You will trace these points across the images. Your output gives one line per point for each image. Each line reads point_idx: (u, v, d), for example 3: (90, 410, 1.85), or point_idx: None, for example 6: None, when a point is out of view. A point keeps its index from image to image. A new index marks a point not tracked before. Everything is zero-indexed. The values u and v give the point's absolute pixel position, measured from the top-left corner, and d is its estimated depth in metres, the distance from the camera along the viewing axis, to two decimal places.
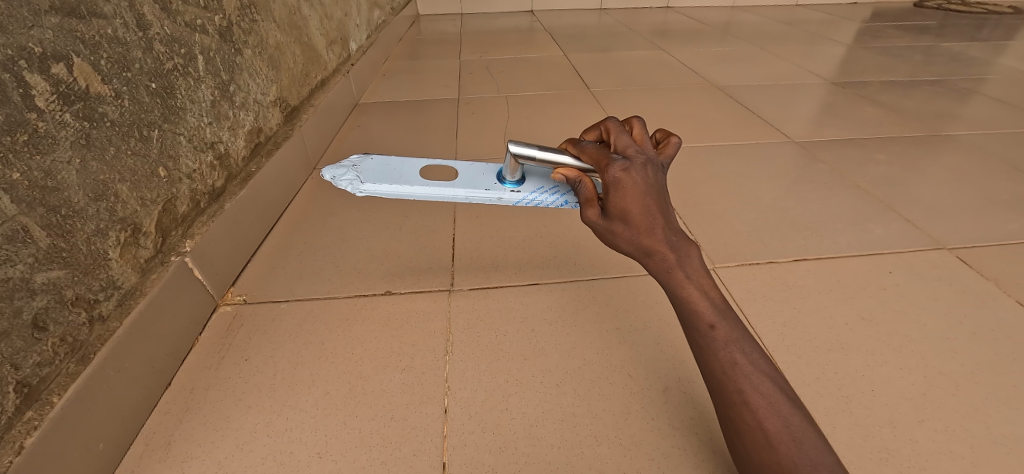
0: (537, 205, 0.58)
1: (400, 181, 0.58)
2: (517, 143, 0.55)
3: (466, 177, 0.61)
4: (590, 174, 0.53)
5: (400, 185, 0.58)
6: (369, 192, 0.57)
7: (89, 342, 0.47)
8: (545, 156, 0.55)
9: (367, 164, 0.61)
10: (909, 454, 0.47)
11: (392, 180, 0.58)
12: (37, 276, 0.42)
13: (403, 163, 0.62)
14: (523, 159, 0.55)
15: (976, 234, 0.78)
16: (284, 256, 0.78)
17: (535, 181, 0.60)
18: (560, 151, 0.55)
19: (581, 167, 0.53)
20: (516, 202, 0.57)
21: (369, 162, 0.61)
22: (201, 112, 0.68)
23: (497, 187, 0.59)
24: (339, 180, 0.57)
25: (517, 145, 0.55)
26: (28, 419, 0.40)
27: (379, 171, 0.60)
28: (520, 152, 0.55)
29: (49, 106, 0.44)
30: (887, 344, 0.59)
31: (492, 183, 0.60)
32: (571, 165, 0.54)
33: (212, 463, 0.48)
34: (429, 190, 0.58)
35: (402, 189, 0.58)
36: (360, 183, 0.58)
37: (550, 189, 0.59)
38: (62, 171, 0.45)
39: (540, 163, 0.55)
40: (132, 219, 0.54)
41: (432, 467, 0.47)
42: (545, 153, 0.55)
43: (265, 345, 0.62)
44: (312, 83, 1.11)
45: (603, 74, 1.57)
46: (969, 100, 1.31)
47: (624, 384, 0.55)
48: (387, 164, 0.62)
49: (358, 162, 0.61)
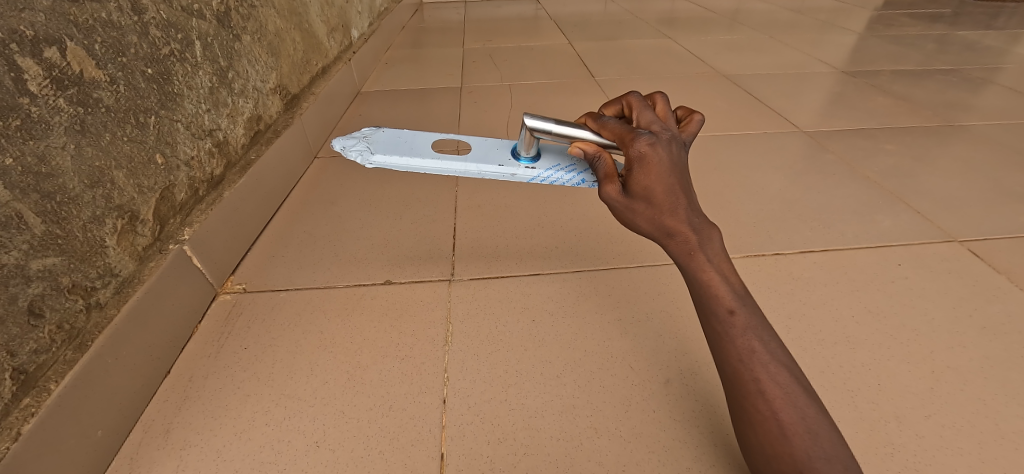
0: (552, 183, 0.56)
1: (411, 154, 0.57)
2: (533, 116, 0.53)
3: (479, 153, 0.59)
4: (611, 150, 0.50)
5: (412, 160, 0.57)
6: (378, 163, 0.56)
7: (86, 330, 0.47)
8: (561, 130, 0.52)
9: (379, 136, 0.60)
10: (915, 450, 0.46)
11: (402, 153, 0.57)
12: (32, 263, 0.42)
13: (416, 136, 0.62)
14: (539, 133, 0.53)
15: (988, 227, 0.77)
16: (285, 245, 0.77)
17: (551, 159, 0.58)
18: (577, 126, 0.53)
19: (602, 142, 0.50)
20: (529, 179, 0.56)
21: (380, 134, 0.61)
22: (199, 99, 0.68)
23: (511, 163, 0.57)
24: (349, 150, 0.56)
25: (533, 118, 0.53)
26: (25, 406, 0.40)
27: (390, 143, 0.59)
28: (536, 126, 0.53)
29: (42, 91, 0.43)
30: (893, 338, 0.58)
31: (506, 159, 0.58)
32: (589, 140, 0.51)
33: (210, 451, 0.48)
34: (441, 163, 0.56)
35: (412, 162, 0.57)
36: (370, 154, 0.57)
37: (564, 168, 0.57)
38: (57, 157, 0.44)
39: (557, 136, 0.53)
40: (129, 206, 0.53)
41: (429, 458, 0.47)
42: (562, 127, 0.53)
43: (264, 333, 0.61)
44: (313, 71, 1.10)
45: (608, 63, 1.55)
46: (983, 90, 1.28)
47: (625, 376, 0.55)
48: (400, 136, 0.61)
49: (368, 134, 0.60)
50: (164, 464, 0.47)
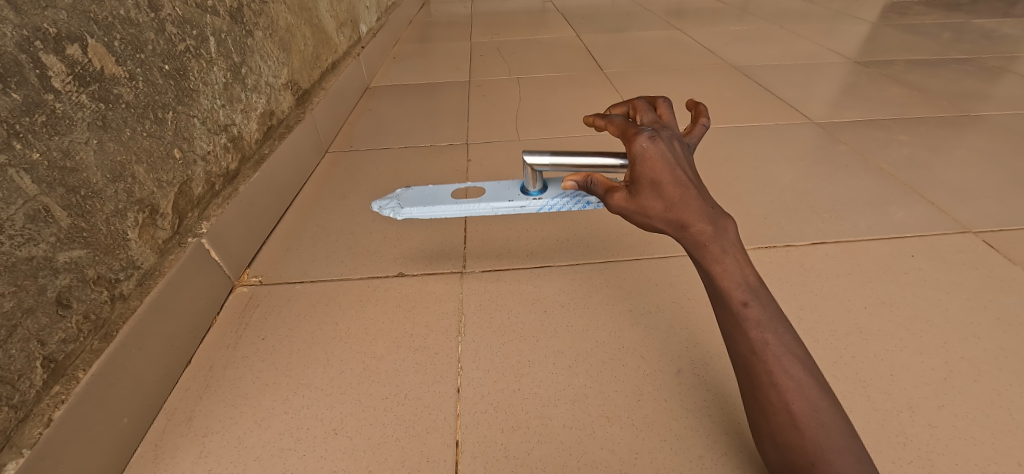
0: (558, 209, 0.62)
1: (435, 203, 0.63)
2: (531, 153, 0.60)
3: (493, 192, 0.66)
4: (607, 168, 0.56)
5: (441, 211, 0.63)
6: (408, 215, 0.62)
7: (111, 320, 0.49)
8: (558, 161, 0.58)
9: (410, 192, 0.66)
10: (928, 440, 0.46)
11: (428, 203, 0.63)
12: (59, 256, 0.43)
13: (440, 187, 0.67)
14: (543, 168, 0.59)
15: (1003, 217, 0.76)
16: (298, 238, 0.78)
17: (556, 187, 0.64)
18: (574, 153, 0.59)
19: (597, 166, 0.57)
20: (538, 209, 0.62)
21: (412, 190, 0.67)
22: (213, 94, 0.69)
23: (520, 198, 0.63)
24: (384, 208, 0.62)
25: (531, 154, 0.59)
26: (55, 393, 0.42)
27: (419, 197, 0.65)
28: (534, 161, 0.59)
29: (65, 87, 0.44)
30: (907, 329, 0.58)
31: (516, 194, 0.65)
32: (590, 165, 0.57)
33: (232, 438, 0.49)
34: (460, 207, 0.62)
35: (437, 210, 0.63)
36: (400, 208, 0.63)
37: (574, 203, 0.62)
38: (80, 152, 0.46)
39: (554, 167, 0.59)
40: (149, 200, 0.55)
41: (444, 445, 0.48)
42: (558, 157, 0.58)
43: (281, 324, 0.63)
44: (322, 66, 1.10)
45: (617, 55, 1.54)
46: (1000, 79, 1.26)
47: (637, 366, 0.55)
48: (426, 189, 0.67)
49: (397, 193, 0.66)
50: (188, 451, 0.49)
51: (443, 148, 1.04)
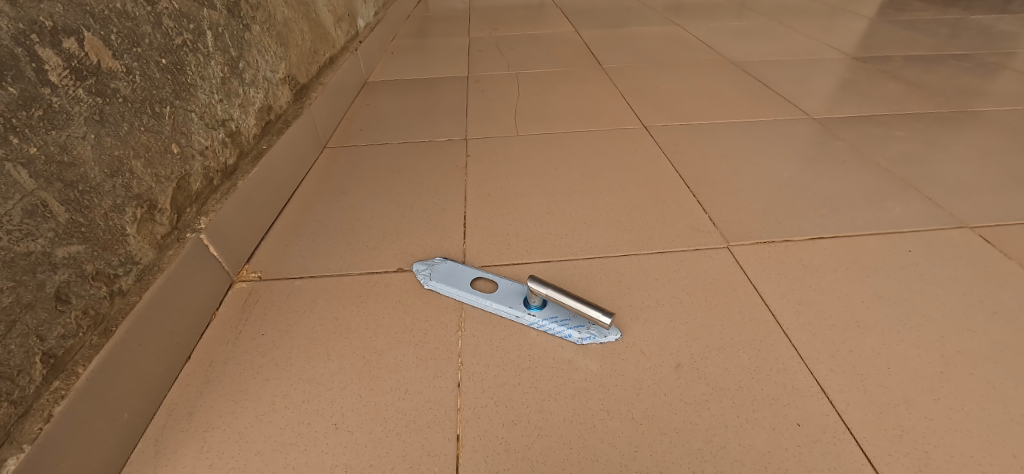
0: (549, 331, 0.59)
1: (457, 286, 0.65)
2: (538, 279, 0.57)
3: (506, 288, 0.65)
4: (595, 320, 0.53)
5: (456, 288, 0.65)
6: (431, 288, 0.66)
7: (110, 315, 0.49)
8: (556, 298, 0.55)
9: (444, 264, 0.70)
10: (924, 432, 0.47)
11: (452, 282, 0.66)
12: (57, 251, 0.43)
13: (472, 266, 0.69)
14: (539, 294, 0.57)
15: (1000, 213, 0.76)
16: (297, 234, 0.78)
17: (558, 308, 0.61)
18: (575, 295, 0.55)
19: (588, 313, 0.53)
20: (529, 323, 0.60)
21: (448, 261, 0.70)
22: (211, 89, 0.68)
23: (520, 307, 0.62)
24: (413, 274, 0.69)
25: (535, 281, 0.57)
26: (55, 389, 0.42)
27: (450, 272, 0.68)
28: (535, 288, 0.56)
29: (62, 81, 0.44)
30: (904, 323, 0.58)
31: (520, 301, 0.63)
32: (577, 308, 0.54)
33: (233, 433, 0.49)
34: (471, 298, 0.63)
35: (456, 293, 0.65)
36: (427, 278, 0.67)
37: (572, 322, 0.60)
38: (78, 146, 0.45)
39: (552, 300, 0.56)
40: (148, 195, 0.55)
41: (445, 439, 0.48)
42: (558, 294, 0.55)
43: (281, 320, 0.62)
44: (321, 61, 1.10)
45: (616, 50, 1.54)
46: (996, 75, 1.26)
47: (636, 360, 0.55)
48: (459, 264, 0.70)
49: (436, 260, 0.71)
50: (189, 446, 0.49)
51: (442, 143, 1.04)
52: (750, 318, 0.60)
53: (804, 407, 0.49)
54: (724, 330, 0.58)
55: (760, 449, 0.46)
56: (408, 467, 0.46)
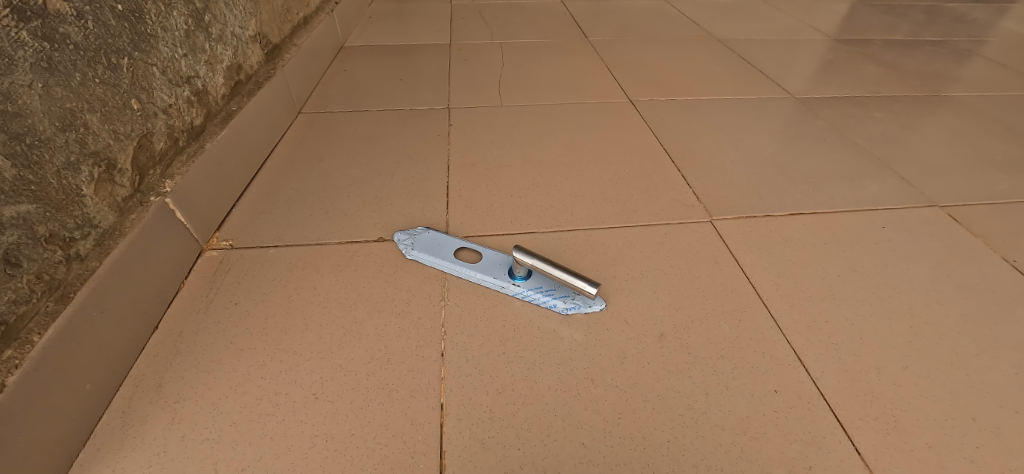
0: (533, 302, 0.59)
1: (440, 257, 0.64)
2: (523, 249, 0.56)
3: (490, 259, 0.64)
4: (581, 289, 0.53)
5: (439, 259, 0.64)
6: (414, 259, 0.64)
7: (67, 281, 0.45)
8: (542, 269, 0.54)
9: (427, 234, 0.68)
10: (892, 398, 0.49)
11: (435, 253, 0.64)
12: (4, 210, 0.39)
13: (454, 238, 0.68)
14: (524, 264, 0.56)
15: (968, 193, 0.79)
16: (272, 201, 0.75)
17: (542, 279, 0.60)
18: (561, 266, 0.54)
19: (574, 283, 0.53)
20: (512, 294, 0.59)
21: (430, 232, 0.68)
22: (174, 42, 0.63)
23: (504, 278, 0.61)
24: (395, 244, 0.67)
25: (521, 252, 0.55)
26: (7, 358, 0.38)
27: (432, 242, 0.66)
28: (521, 259, 0.55)
29: (3, 22, 0.39)
30: (876, 294, 0.60)
31: (504, 271, 0.62)
32: (563, 279, 0.53)
33: (206, 404, 0.48)
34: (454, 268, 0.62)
35: (439, 263, 0.63)
36: (410, 249, 0.65)
37: (557, 292, 0.59)
38: (23, 96, 0.41)
39: (538, 272, 0.55)
40: (105, 153, 0.51)
41: (429, 408, 0.47)
42: (543, 265, 0.54)
43: (255, 289, 0.60)
44: (293, 21, 1.03)
45: (602, 23, 1.51)
46: (969, 62, 1.29)
47: (620, 330, 0.55)
48: (442, 236, 0.68)
49: (418, 230, 0.69)
50: (159, 417, 0.46)
51: (424, 112, 1.00)
52: (731, 289, 0.61)
53: (781, 374, 0.51)
54: (706, 300, 0.59)
55: (738, 415, 0.47)
56: (391, 436, 0.45)
